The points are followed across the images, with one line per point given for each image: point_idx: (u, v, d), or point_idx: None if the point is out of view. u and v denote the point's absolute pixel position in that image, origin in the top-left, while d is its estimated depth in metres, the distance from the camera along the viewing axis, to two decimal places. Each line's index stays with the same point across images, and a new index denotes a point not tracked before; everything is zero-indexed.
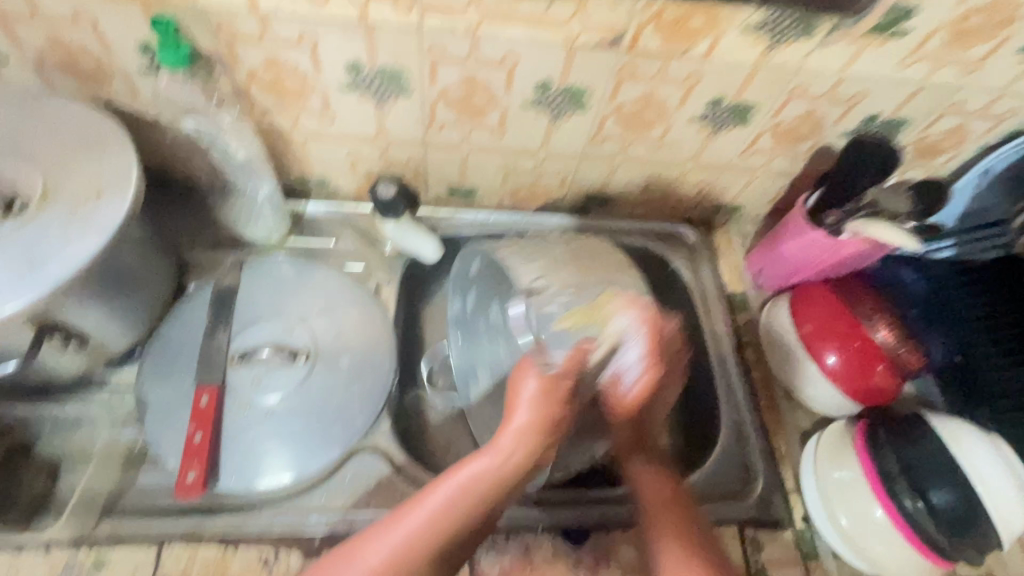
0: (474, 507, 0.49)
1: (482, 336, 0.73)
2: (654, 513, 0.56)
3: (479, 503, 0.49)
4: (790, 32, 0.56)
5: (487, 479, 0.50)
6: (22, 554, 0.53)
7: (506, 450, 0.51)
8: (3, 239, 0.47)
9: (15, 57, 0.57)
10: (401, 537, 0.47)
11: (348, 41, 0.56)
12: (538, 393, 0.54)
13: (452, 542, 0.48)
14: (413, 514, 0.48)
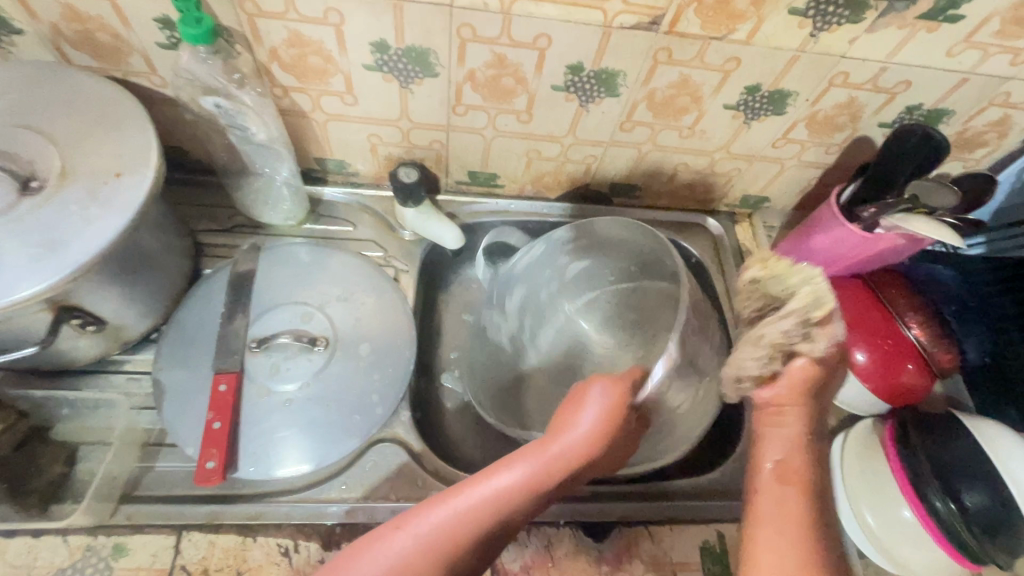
0: (508, 516, 0.46)
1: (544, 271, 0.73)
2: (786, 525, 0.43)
3: (509, 512, 0.46)
4: (837, 16, 0.53)
5: (523, 487, 0.47)
6: (42, 539, 0.52)
7: (551, 457, 0.49)
8: (20, 219, 0.46)
9: (30, 31, 0.55)
10: (429, 529, 0.44)
11: (376, 19, 0.54)
12: (597, 417, 0.52)
13: (481, 542, 0.45)
14: (447, 503, 0.46)
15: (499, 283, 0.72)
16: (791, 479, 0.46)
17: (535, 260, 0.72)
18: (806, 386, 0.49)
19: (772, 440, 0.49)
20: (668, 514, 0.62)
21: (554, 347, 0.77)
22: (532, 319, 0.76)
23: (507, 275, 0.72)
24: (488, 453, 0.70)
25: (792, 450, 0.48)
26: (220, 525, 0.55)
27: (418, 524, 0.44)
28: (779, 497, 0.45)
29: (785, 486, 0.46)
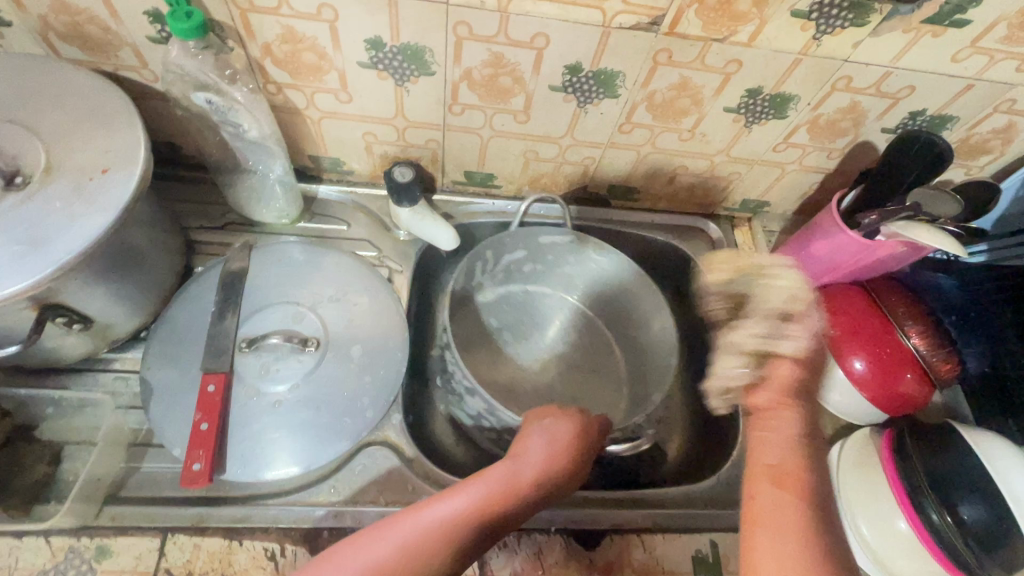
0: (461, 537, 0.45)
1: (547, 255, 0.75)
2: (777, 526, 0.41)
3: (468, 533, 0.46)
4: (841, 19, 0.52)
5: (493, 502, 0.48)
6: (24, 540, 0.51)
7: (518, 473, 0.50)
8: (4, 216, 0.45)
9: (17, 23, 0.54)
10: (381, 554, 0.44)
11: (370, 16, 0.53)
12: (545, 445, 0.53)
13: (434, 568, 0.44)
14: (402, 525, 0.45)
15: (520, 234, 0.72)
16: (787, 482, 0.44)
17: (556, 243, 0.73)
18: (792, 386, 0.49)
19: (769, 445, 0.46)
20: (659, 522, 0.61)
21: (494, 298, 0.78)
22: (499, 270, 0.76)
23: (531, 232, 0.72)
24: (479, 457, 0.69)
25: (784, 449, 0.46)
26: (207, 527, 0.54)
27: (369, 550, 0.44)
28: (778, 505, 0.42)
29: (779, 491, 0.43)
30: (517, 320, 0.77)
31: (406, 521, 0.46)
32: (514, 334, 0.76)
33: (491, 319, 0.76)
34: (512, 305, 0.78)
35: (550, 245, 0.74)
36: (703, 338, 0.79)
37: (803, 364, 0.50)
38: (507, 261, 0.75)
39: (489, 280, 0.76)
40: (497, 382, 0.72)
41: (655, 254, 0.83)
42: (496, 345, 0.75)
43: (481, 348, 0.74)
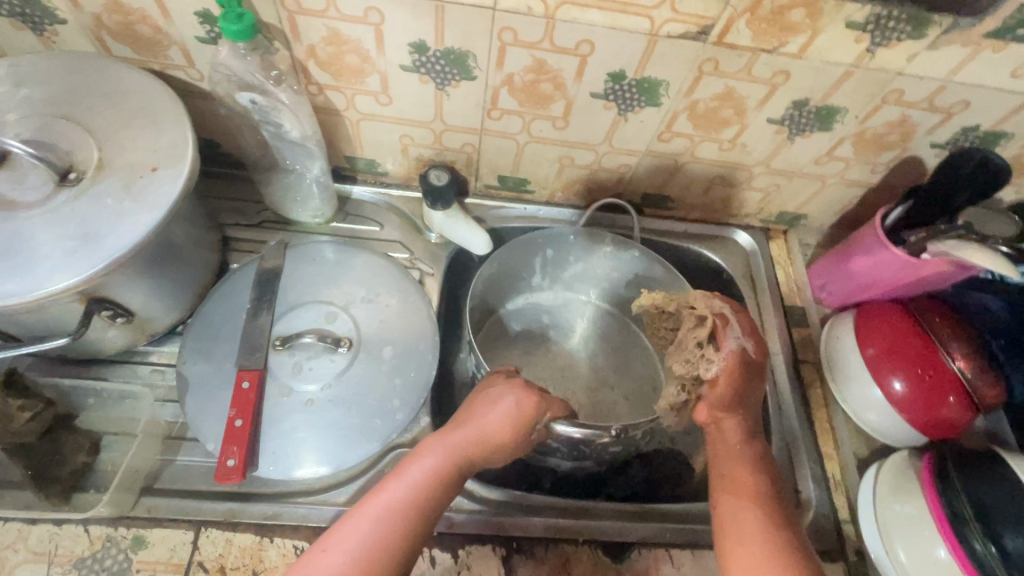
0: (422, 506, 0.50)
1: (612, 271, 0.75)
2: (723, 512, 0.52)
3: (427, 501, 0.50)
4: (897, 31, 0.51)
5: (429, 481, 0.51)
6: (64, 527, 0.53)
7: (450, 448, 0.53)
8: (58, 211, 0.46)
9: (72, 21, 0.55)
10: (353, 541, 0.47)
11: (416, 21, 0.53)
12: (494, 413, 0.55)
13: (407, 539, 0.48)
14: (368, 508, 0.49)
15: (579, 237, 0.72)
16: (739, 492, 0.53)
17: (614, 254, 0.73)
18: (723, 401, 0.57)
19: (724, 455, 0.56)
20: (689, 538, 0.60)
21: (552, 299, 0.79)
22: (559, 271, 0.77)
23: (592, 235, 0.71)
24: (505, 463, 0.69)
25: (737, 463, 0.55)
26: (239, 523, 0.55)
27: (340, 541, 0.47)
28: (730, 509, 0.52)
29: (735, 500, 0.52)
30: (566, 323, 0.78)
31: (353, 527, 0.47)
32: (556, 335, 0.76)
33: (539, 316, 0.77)
34: (567, 312, 0.78)
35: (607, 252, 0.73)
36: None
37: (726, 379, 0.56)
38: (566, 262, 0.76)
39: (544, 277, 0.77)
40: None
41: (686, 264, 0.82)
42: (535, 336, 0.76)
43: (512, 335, 0.75)
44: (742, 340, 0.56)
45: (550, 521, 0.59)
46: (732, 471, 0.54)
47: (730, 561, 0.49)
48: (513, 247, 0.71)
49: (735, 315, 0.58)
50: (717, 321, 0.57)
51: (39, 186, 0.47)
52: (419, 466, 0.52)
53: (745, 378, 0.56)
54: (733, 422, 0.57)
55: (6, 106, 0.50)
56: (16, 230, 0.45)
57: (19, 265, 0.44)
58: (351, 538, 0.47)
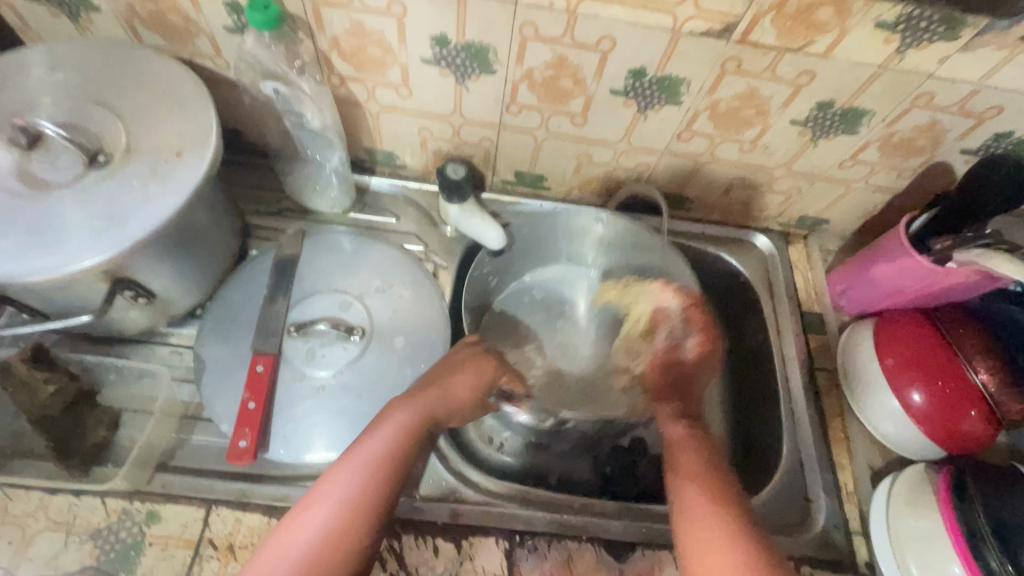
0: (399, 458, 0.54)
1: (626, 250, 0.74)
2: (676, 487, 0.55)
3: (402, 455, 0.54)
4: (930, 32, 0.49)
5: (403, 436, 0.55)
6: (83, 499, 0.54)
7: (418, 406, 0.57)
8: (86, 192, 0.47)
9: (106, 8, 0.57)
10: (340, 496, 0.50)
11: (438, 14, 0.53)
12: (460, 372, 0.60)
13: (387, 489, 0.52)
14: (348, 465, 0.52)
15: (607, 225, 0.72)
16: (691, 477, 0.56)
17: (626, 235, 0.72)
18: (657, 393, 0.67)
19: (678, 444, 0.60)
20: None
21: (562, 273, 0.79)
22: (578, 251, 0.78)
23: (622, 224, 0.71)
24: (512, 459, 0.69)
25: (683, 450, 0.59)
26: (248, 502, 0.56)
27: (326, 496, 0.50)
28: (686, 495, 0.54)
29: (685, 483, 0.55)
30: (576, 296, 0.78)
31: (332, 486, 0.51)
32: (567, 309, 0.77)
33: (546, 290, 0.78)
34: (577, 286, 0.78)
35: (634, 241, 0.72)
36: (748, 353, 0.77)
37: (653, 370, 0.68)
38: (583, 237, 0.75)
39: (559, 255, 0.78)
40: None
41: (702, 265, 0.81)
42: (547, 309, 0.77)
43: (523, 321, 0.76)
44: (678, 338, 0.68)
45: (554, 517, 0.59)
46: (682, 458, 0.58)
47: (688, 536, 0.51)
48: (528, 222, 0.73)
49: (681, 314, 0.68)
50: (658, 312, 0.70)
51: (69, 168, 0.48)
52: (387, 424, 0.55)
53: (673, 376, 0.67)
54: (671, 403, 0.65)
55: (43, 89, 0.52)
56: (46, 209, 0.46)
57: (46, 242, 0.45)
58: (333, 496, 0.50)
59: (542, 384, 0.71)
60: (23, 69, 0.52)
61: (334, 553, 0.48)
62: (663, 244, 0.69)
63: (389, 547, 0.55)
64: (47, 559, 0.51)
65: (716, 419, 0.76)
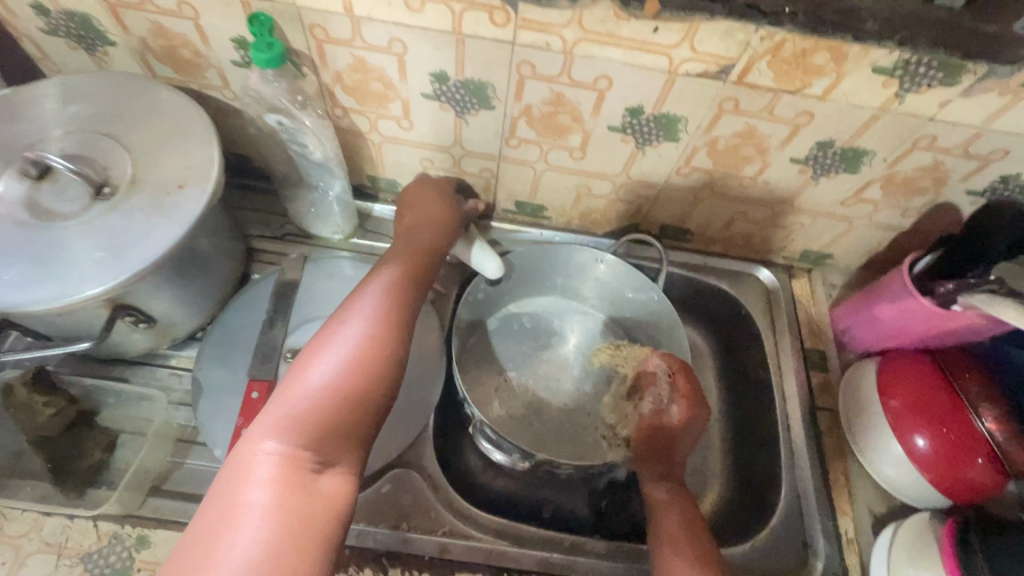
0: (409, 292, 0.57)
1: (622, 290, 0.75)
2: (660, 550, 0.55)
3: (410, 288, 0.58)
4: (928, 78, 0.49)
5: (406, 275, 0.59)
6: (75, 520, 0.54)
7: (411, 259, 0.61)
8: (91, 223, 0.49)
9: (120, 43, 0.59)
10: (364, 323, 0.51)
11: (437, 52, 0.54)
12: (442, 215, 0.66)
13: (406, 310, 0.55)
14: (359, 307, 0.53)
15: (609, 268, 0.74)
16: (676, 543, 0.54)
17: (624, 277, 0.73)
18: (645, 452, 0.65)
19: (661, 504, 0.59)
20: None
21: (554, 304, 0.81)
22: (576, 285, 0.79)
23: (624, 270, 0.72)
24: (504, 490, 0.69)
25: (661, 508, 0.59)
26: None
27: (349, 328, 0.50)
28: (669, 560, 0.53)
29: (670, 549, 0.54)
30: (567, 329, 0.79)
31: (366, 295, 0.54)
32: (555, 339, 0.78)
33: (535, 317, 0.79)
34: (567, 318, 0.80)
35: (634, 287, 0.73)
36: (747, 388, 0.76)
37: (643, 433, 0.66)
38: (583, 273, 0.76)
39: (555, 286, 0.80)
40: (526, 415, 0.72)
41: (704, 297, 0.80)
42: (538, 338, 0.78)
43: (510, 345, 0.77)
44: (663, 403, 0.67)
45: (542, 556, 0.58)
46: (662, 520, 0.58)
47: None
48: (527, 254, 0.73)
49: (667, 378, 0.68)
50: (648, 376, 0.71)
51: (75, 199, 0.50)
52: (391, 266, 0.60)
53: (659, 432, 0.66)
54: (655, 465, 0.63)
55: (55, 121, 0.54)
56: (52, 240, 0.48)
57: (49, 273, 0.47)
58: (379, 295, 0.54)
59: (536, 420, 0.72)
60: (38, 103, 0.54)
61: (393, 319, 0.53)
62: (659, 292, 0.71)
63: None
64: None
65: (714, 455, 0.75)
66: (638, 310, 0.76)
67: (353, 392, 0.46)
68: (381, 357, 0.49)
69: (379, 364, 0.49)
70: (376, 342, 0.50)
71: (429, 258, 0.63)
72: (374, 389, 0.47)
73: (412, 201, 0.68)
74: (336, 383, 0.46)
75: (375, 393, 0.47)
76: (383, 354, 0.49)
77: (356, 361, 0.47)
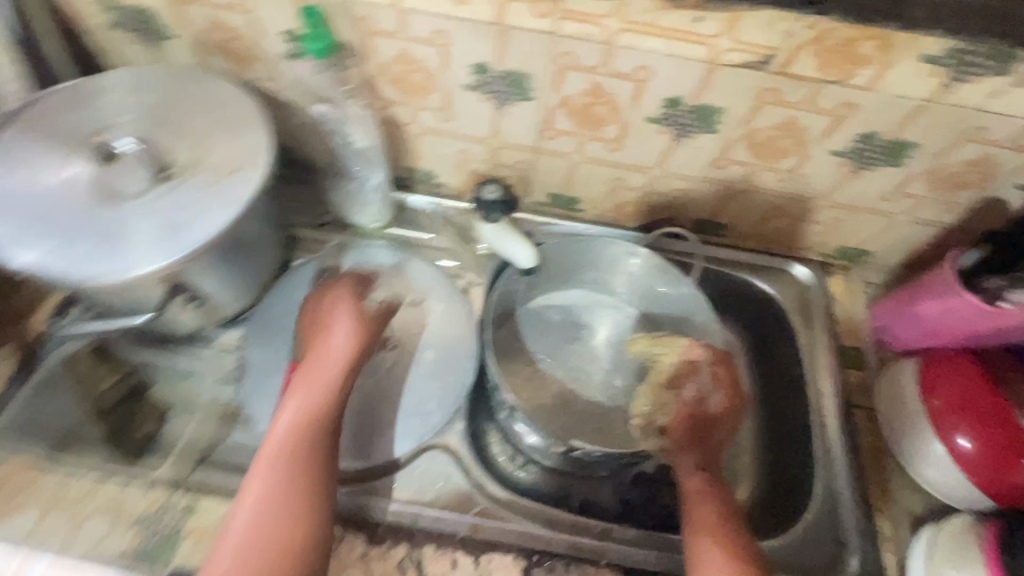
0: (317, 412, 0.58)
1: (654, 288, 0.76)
2: (693, 533, 0.55)
3: (317, 409, 0.59)
4: (979, 66, 0.48)
5: (315, 392, 0.59)
6: (130, 487, 0.57)
7: (320, 369, 0.61)
8: (152, 202, 0.52)
9: (179, 36, 0.62)
10: (275, 472, 0.54)
11: (481, 43, 0.56)
12: (351, 320, 0.65)
13: (318, 436, 0.57)
14: (268, 453, 0.55)
15: (643, 262, 0.74)
16: (705, 530, 0.55)
17: (656, 272, 0.74)
18: (683, 440, 0.66)
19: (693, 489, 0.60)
20: None
21: (585, 297, 0.80)
22: (606, 279, 0.79)
23: (657, 265, 0.73)
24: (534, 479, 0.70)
25: (694, 495, 0.60)
26: None
27: (260, 485, 0.54)
28: (702, 548, 0.54)
29: (700, 537, 0.55)
30: (597, 322, 0.79)
31: (271, 456, 0.56)
32: (586, 333, 0.78)
33: (566, 310, 0.79)
34: (598, 312, 0.79)
35: (666, 281, 0.73)
36: (778, 384, 0.75)
37: (681, 421, 0.68)
38: (614, 267, 0.77)
39: (587, 279, 0.80)
40: (555, 406, 0.73)
41: (738, 294, 0.80)
42: (570, 331, 0.78)
43: (542, 336, 0.78)
44: (704, 392, 0.69)
45: (574, 541, 0.59)
46: (695, 507, 0.58)
47: None
48: (557, 245, 0.75)
49: (709, 368, 0.69)
50: (686, 367, 0.70)
51: (136, 179, 0.53)
52: (303, 382, 0.60)
53: (696, 425, 0.68)
54: (689, 453, 0.65)
55: (121, 108, 0.57)
56: (116, 218, 0.51)
57: (114, 248, 0.49)
58: (281, 437, 0.56)
59: (566, 412, 0.72)
60: (104, 92, 0.58)
61: (302, 452, 0.55)
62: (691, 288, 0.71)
63: (409, 556, 0.56)
64: (95, 541, 0.54)
65: (744, 455, 0.74)
66: (670, 305, 0.75)
67: (278, 542, 0.51)
68: (295, 500, 0.53)
69: (297, 505, 0.52)
70: (287, 512, 0.52)
71: (347, 366, 0.62)
72: (295, 532, 0.51)
73: (330, 299, 0.67)
74: (256, 543, 0.50)
75: (303, 531, 0.51)
76: (294, 528, 0.51)
77: (272, 516, 0.52)
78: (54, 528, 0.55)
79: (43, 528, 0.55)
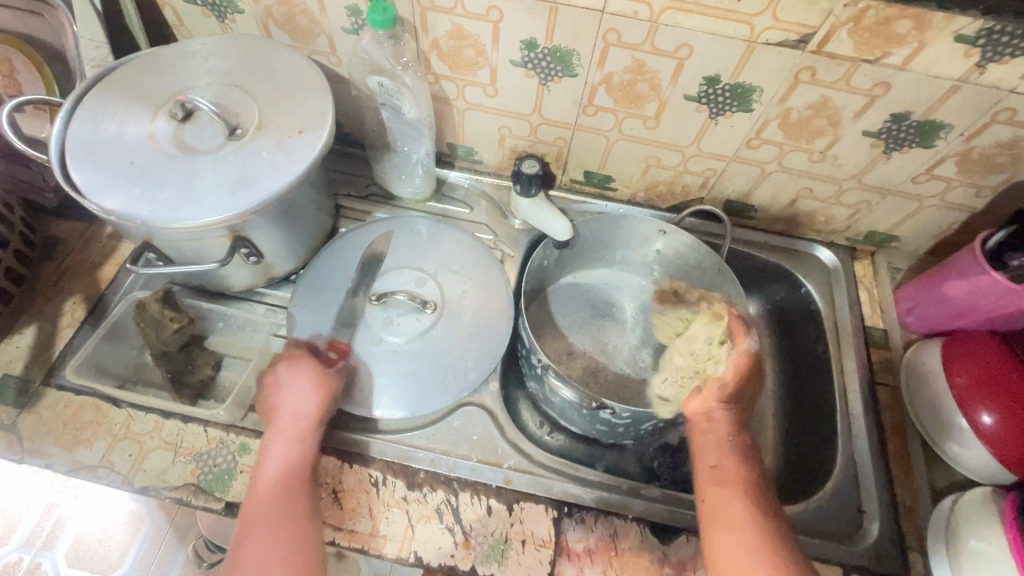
0: (293, 481, 0.56)
1: (681, 265, 0.78)
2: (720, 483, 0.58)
3: (292, 476, 0.56)
4: (1013, 48, 0.50)
5: (286, 465, 0.57)
6: (189, 425, 0.62)
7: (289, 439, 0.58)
8: (224, 158, 0.56)
9: (249, 11, 0.67)
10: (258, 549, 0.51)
11: (531, 21, 0.59)
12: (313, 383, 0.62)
13: (296, 502, 0.54)
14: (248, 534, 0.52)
15: (669, 238, 0.77)
16: (727, 481, 0.58)
17: (683, 249, 0.76)
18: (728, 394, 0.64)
19: (716, 448, 0.61)
20: None
21: (609, 277, 0.84)
22: (631, 258, 0.82)
23: (683, 241, 0.75)
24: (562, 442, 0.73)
25: (724, 455, 0.60)
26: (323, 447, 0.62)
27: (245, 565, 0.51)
28: (732, 505, 0.56)
29: (725, 490, 0.57)
30: (622, 300, 0.82)
31: (251, 529, 0.53)
32: (613, 310, 0.81)
33: (593, 288, 0.83)
34: (624, 291, 0.83)
35: (694, 260, 0.76)
36: (802, 364, 0.77)
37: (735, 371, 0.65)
38: (642, 243, 0.80)
39: (614, 259, 0.83)
40: (584, 375, 0.75)
41: (764, 275, 0.82)
42: (598, 306, 0.82)
43: (571, 311, 0.81)
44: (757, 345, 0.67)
45: (603, 495, 0.62)
46: (726, 466, 0.59)
47: (718, 550, 0.53)
48: (590, 222, 0.77)
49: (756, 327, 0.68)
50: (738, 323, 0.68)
51: (211, 137, 0.57)
52: (270, 457, 0.57)
53: (749, 377, 0.66)
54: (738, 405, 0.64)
55: (196, 73, 0.62)
56: (191, 170, 0.55)
57: (188, 197, 0.54)
58: (260, 513, 0.54)
59: (594, 380, 0.75)
60: (180, 60, 0.63)
61: (285, 522, 0.53)
62: (717, 263, 0.73)
63: (447, 501, 0.60)
64: (159, 472, 0.59)
65: (767, 429, 0.77)
66: (697, 282, 0.78)
67: None
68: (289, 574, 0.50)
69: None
70: None
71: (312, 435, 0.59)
72: None
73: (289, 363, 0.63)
74: None
75: None
76: None
77: None
78: (120, 459, 0.59)
79: (112, 458, 0.59)
